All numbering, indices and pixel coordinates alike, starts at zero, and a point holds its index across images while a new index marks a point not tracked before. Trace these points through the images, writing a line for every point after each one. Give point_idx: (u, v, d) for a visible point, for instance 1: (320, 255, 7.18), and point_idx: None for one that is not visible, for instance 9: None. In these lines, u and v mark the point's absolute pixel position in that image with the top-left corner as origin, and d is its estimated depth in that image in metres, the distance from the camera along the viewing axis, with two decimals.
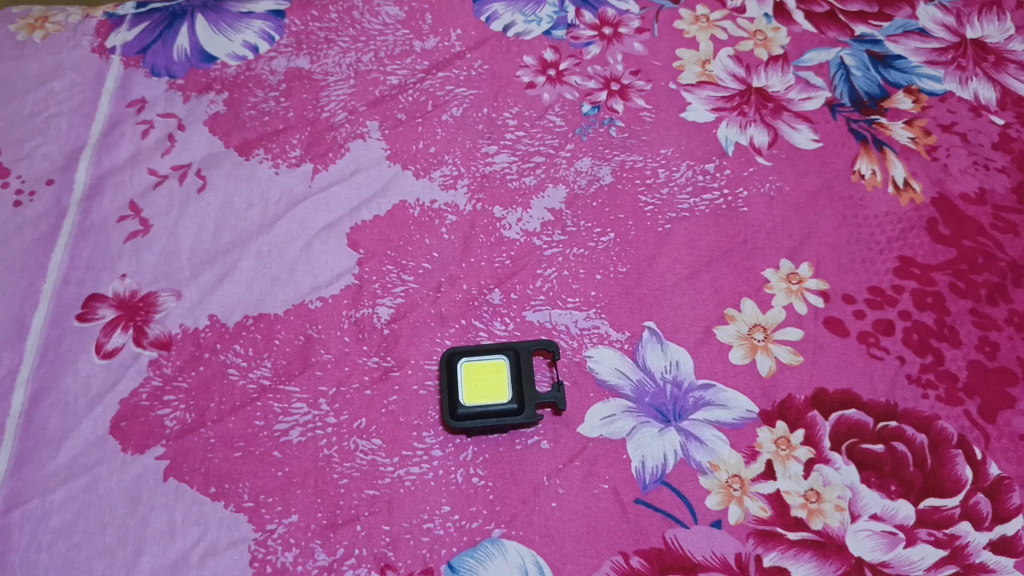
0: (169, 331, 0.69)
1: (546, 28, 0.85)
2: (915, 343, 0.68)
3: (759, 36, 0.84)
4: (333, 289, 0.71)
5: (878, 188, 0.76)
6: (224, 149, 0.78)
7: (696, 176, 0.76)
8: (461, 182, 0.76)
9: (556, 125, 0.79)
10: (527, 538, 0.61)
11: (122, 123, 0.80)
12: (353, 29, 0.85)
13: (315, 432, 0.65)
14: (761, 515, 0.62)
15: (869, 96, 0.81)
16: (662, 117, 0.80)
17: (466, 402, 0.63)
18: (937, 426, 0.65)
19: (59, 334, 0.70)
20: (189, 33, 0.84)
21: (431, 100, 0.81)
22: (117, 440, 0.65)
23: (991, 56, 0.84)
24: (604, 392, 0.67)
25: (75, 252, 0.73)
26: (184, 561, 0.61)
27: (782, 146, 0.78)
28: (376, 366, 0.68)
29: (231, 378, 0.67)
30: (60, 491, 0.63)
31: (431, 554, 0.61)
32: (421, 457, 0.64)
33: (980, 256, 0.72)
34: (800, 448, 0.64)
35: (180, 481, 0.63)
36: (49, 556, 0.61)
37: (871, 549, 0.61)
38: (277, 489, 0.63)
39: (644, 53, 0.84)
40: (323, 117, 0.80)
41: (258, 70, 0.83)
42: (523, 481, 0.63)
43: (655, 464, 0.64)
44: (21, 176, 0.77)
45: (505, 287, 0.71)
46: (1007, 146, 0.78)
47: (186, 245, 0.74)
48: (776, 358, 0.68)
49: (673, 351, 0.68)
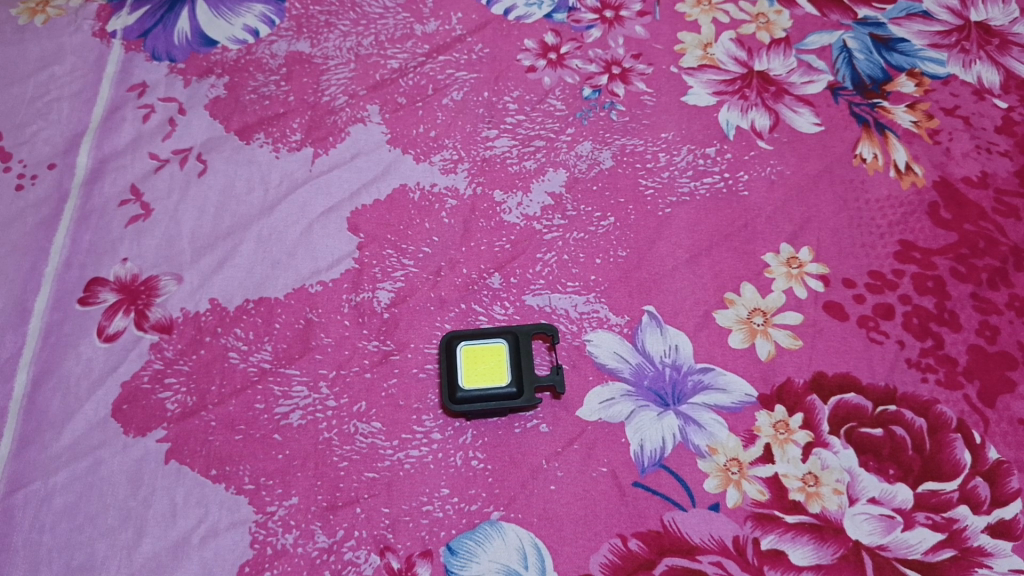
0: (170, 315, 0.70)
1: (547, 11, 0.84)
2: (915, 327, 0.68)
3: (761, 19, 0.84)
4: (333, 273, 0.71)
5: (880, 171, 0.76)
6: (225, 133, 0.78)
7: (697, 160, 0.76)
8: (461, 166, 0.76)
9: (557, 109, 0.79)
10: (526, 521, 0.61)
11: (123, 107, 0.80)
12: (354, 13, 0.85)
13: (316, 415, 0.65)
14: (759, 499, 0.62)
15: (871, 79, 0.81)
16: (663, 101, 0.79)
17: (465, 386, 0.63)
18: (936, 410, 0.65)
19: (61, 317, 0.70)
20: (189, 16, 0.84)
21: (431, 83, 0.81)
22: (119, 423, 0.66)
23: (995, 39, 0.83)
24: (603, 375, 0.67)
25: (76, 235, 0.74)
26: (186, 543, 0.61)
27: (784, 130, 0.77)
28: (376, 349, 0.68)
29: (232, 361, 0.67)
30: (62, 473, 0.64)
31: (431, 536, 0.61)
32: (421, 440, 0.64)
33: (982, 239, 0.72)
34: (798, 431, 0.64)
35: (181, 464, 0.64)
36: (52, 537, 0.62)
37: (869, 533, 0.61)
38: (278, 471, 0.63)
39: (645, 37, 0.83)
40: (323, 101, 0.79)
41: (259, 53, 0.82)
42: (522, 465, 0.64)
43: (654, 447, 0.64)
44: (23, 161, 0.77)
45: (505, 271, 0.71)
46: (1011, 130, 0.78)
47: (187, 228, 0.74)
48: (775, 342, 0.68)
49: (673, 335, 0.68)
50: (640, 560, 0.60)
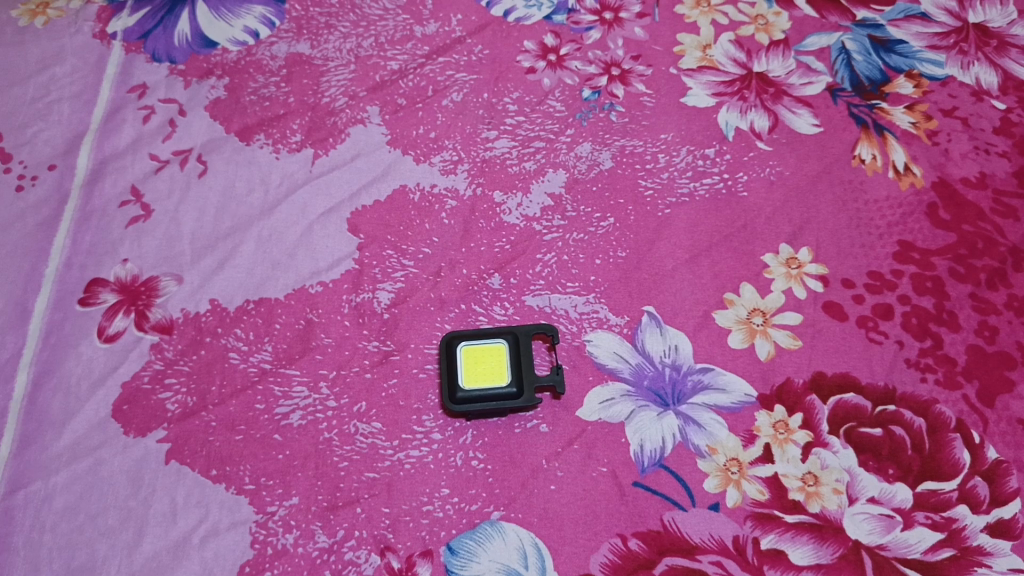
0: (171, 315, 0.70)
1: (547, 13, 0.85)
2: (914, 327, 0.68)
3: (760, 21, 0.84)
4: (333, 274, 0.71)
5: (879, 172, 0.76)
6: (225, 134, 0.78)
7: (696, 161, 0.76)
8: (461, 167, 0.76)
9: (556, 110, 0.79)
10: (526, 521, 0.62)
11: (123, 108, 0.80)
12: (354, 14, 0.85)
13: (316, 415, 0.65)
14: (759, 498, 0.62)
15: (870, 80, 0.81)
16: (662, 102, 0.80)
17: (466, 386, 0.63)
18: (935, 410, 0.65)
19: (62, 317, 0.70)
20: (190, 18, 0.84)
21: (431, 85, 0.81)
22: (119, 423, 0.66)
23: (993, 41, 0.83)
24: (602, 375, 0.67)
25: (77, 236, 0.74)
26: (187, 543, 0.61)
27: (783, 131, 0.78)
28: (376, 350, 0.68)
29: (232, 361, 0.68)
30: (62, 474, 0.64)
31: (431, 536, 0.61)
32: (421, 440, 0.64)
33: (980, 240, 0.72)
34: (798, 431, 0.64)
35: (181, 464, 0.64)
36: (52, 537, 0.62)
37: (868, 532, 0.61)
38: (278, 471, 0.63)
39: (645, 38, 0.83)
40: (323, 102, 0.79)
41: (259, 55, 0.82)
42: (522, 465, 0.64)
43: (654, 447, 0.64)
44: (24, 162, 0.77)
45: (505, 272, 0.71)
46: (1009, 131, 0.78)
47: (187, 229, 0.74)
48: (774, 342, 0.68)
49: (672, 335, 0.68)
50: (640, 560, 0.60)
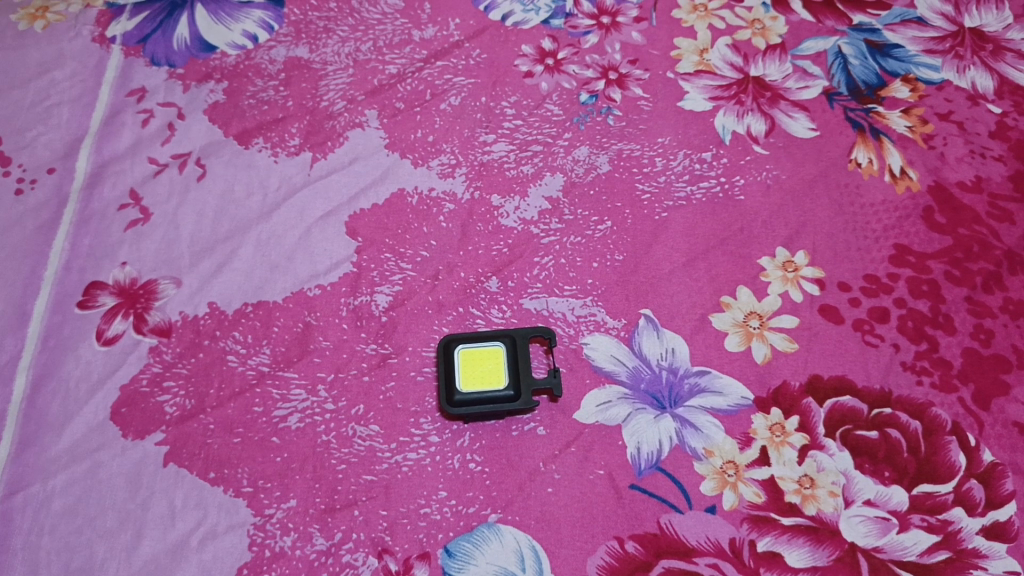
0: (169, 318, 0.70)
1: (544, 17, 0.85)
2: (909, 331, 0.69)
3: (756, 25, 0.84)
4: (331, 277, 0.72)
5: (875, 176, 0.76)
6: (224, 137, 0.79)
7: (693, 165, 0.77)
8: (459, 170, 0.77)
9: (554, 114, 0.79)
10: (523, 524, 0.62)
11: (122, 112, 0.80)
12: (353, 18, 0.85)
13: (314, 418, 0.65)
14: (755, 501, 0.62)
15: (866, 84, 0.81)
16: (660, 106, 0.80)
17: (462, 388, 0.64)
18: (931, 413, 0.66)
19: (60, 320, 0.70)
20: (189, 22, 0.85)
21: (429, 88, 0.81)
22: (117, 426, 0.66)
23: (989, 45, 0.83)
24: (599, 378, 0.67)
25: (76, 239, 0.74)
26: (185, 545, 0.61)
27: (779, 135, 0.78)
28: (374, 353, 0.68)
29: (231, 364, 0.68)
30: (60, 476, 0.64)
31: (428, 539, 0.61)
32: (418, 442, 0.65)
33: (976, 243, 0.72)
34: (794, 434, 0.64)
35: (179, 466, 0.64)
36: (51, 539, 0.62)
37: (864, 534, 0.61)
38: (276, 474, 0.64)
39: (642, 42, 0.84)
40: (322, 106, 0.80)
41: (258, 59, 0.83)
42: (520, 467, 0.64)
43: (650, 450, 0.64)
44: (23, 165, 0.77)
45: (502, 275, 0.71)
46: (1005, 135, 0.78)
47: (186, 232, 0.74)
48: (771, 346, 0.68)
49: (669, 338, 0.69)
50: (637, 562, 0.60)
